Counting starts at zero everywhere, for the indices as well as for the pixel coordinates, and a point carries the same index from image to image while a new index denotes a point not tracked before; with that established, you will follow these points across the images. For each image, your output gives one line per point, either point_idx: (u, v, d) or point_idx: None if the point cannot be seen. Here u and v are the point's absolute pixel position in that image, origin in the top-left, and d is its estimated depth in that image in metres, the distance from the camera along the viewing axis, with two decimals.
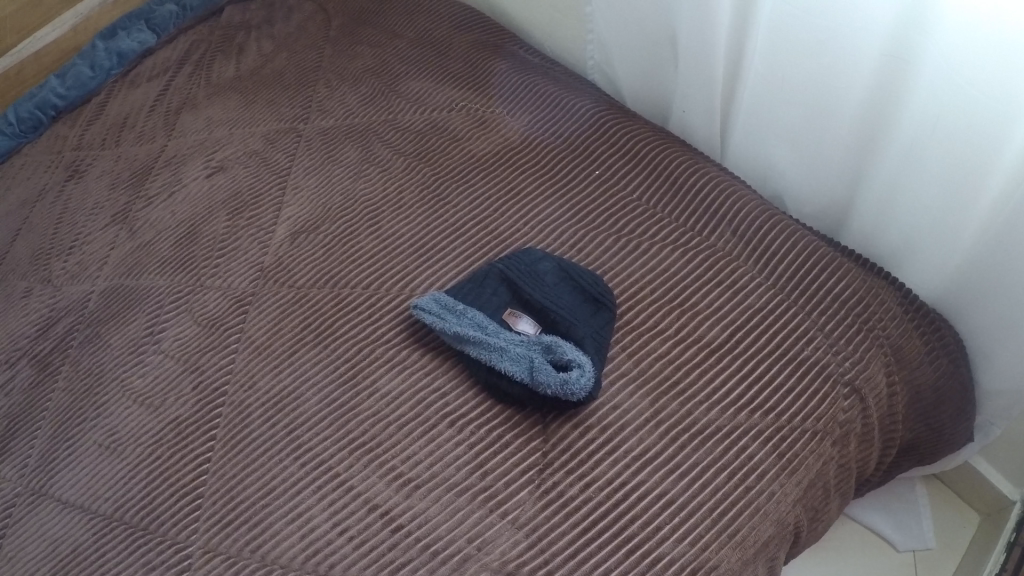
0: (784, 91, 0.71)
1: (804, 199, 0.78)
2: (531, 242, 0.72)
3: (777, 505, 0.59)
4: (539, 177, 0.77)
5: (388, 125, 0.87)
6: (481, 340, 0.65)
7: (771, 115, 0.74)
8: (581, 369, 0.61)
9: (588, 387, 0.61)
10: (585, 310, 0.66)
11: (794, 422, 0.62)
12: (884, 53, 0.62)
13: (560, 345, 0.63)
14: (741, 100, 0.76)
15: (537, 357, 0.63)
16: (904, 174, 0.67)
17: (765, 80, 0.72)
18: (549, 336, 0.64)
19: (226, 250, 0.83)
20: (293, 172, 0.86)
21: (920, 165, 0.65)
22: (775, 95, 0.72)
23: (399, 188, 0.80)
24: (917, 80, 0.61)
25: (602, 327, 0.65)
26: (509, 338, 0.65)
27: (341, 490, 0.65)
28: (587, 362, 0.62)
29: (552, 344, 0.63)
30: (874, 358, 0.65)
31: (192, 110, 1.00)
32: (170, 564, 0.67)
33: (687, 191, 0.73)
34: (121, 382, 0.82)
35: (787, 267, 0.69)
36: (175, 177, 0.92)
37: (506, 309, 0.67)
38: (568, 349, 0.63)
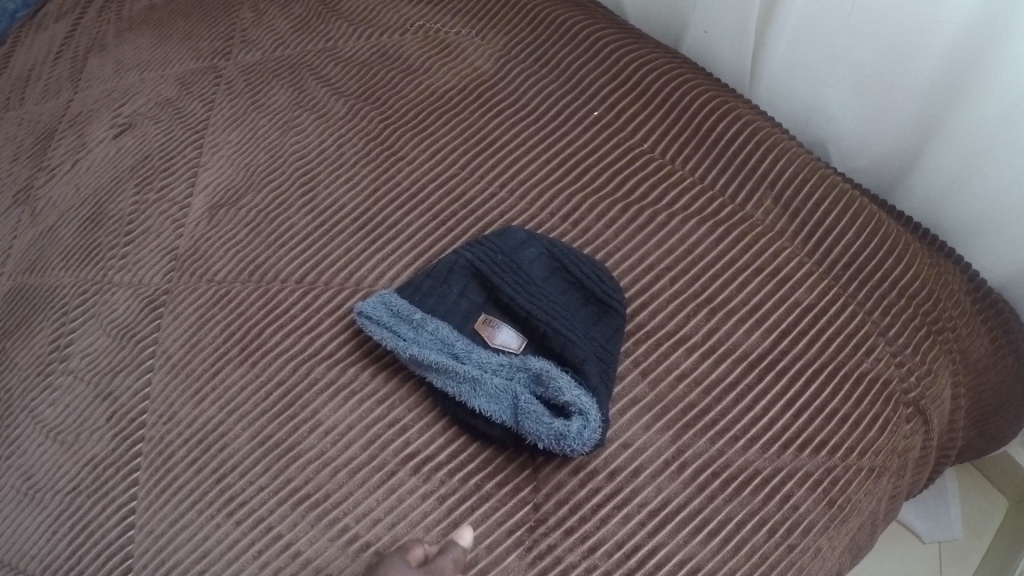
0: (846, 22, 0.53)
1: (858, 145, 0.59)
2: (512, 214, 0.54)
3: (824, 563, 0.43)
4: (519, 117, 0.58)
5: (327, 57, 0.67)
6: (447, 367, 0.47)
7: (825, 50, 0.56)
8: (586, 413, 0.44)
9: (595, 438, 0.44)
10: (587, 319, 0.48)
11: (852, 459, 0.45)
12: None
13: (555, 375, 0.45)
14: (783, 25, 0.57)
15: (523, 394, 0.45)
16: (1005, 139, 0.50)
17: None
18: (538, 360, 0.46)
19: (136, 234, 0.65)
20: (211, 125, 0.68)
21: None
22: (833, 26, 0.53)
23: (341, 141, 0.61)
24: None
25: (610, 340, 0.47)
26: (485, 361, 0.47)
27: (284, 556, 0.48)
28: (592, 405, 0.44)
29: (544, 375, 0.46)
30: (941, 369, 0.48)
31: (100, 52, 0.81)
32: None
33: (712, 140, 0.54)
34: (26, 406, 0.66)
35: (846, 249, 0.50)
36: (79, 141, 0.75)
37: (480, 316, 0.49)
38: (565, 383, 0.45)
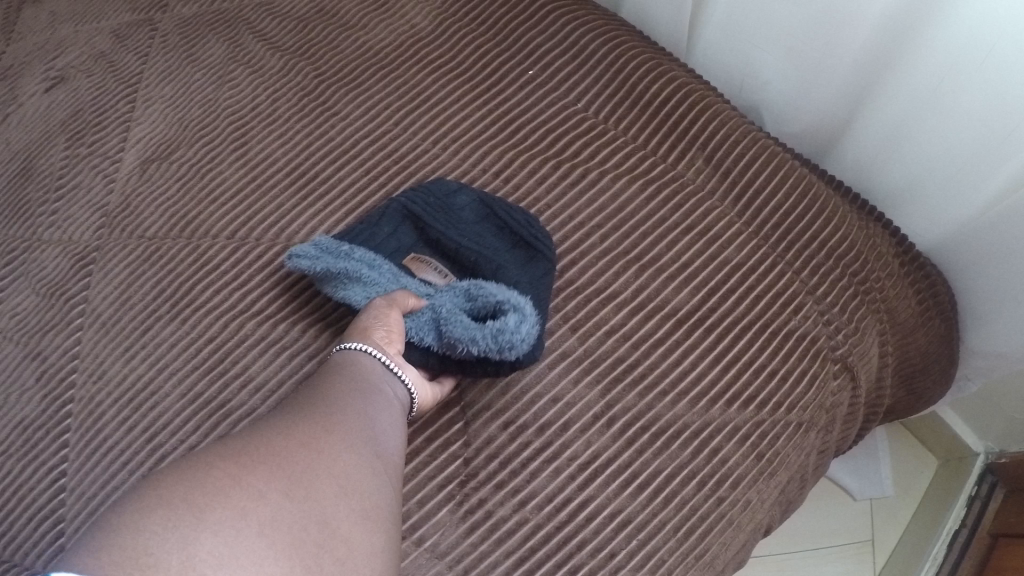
0: None
1: (790, 114, 0.60)
2: (445, 169, 0.53)
3: (753, 515, 0.44)
4: (455, 72, 0.57)
5: (263, 11, 0.66)
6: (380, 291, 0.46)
7: (762, 19, 0.56)
8: (524, 309, 0.44)
9: (530, 337, 0.44)
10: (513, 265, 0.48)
11: (779, 414, 0.45)
12: None
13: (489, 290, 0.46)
14: None
15: (454, 308, 0.45)
16: (929, 113, 0.51)
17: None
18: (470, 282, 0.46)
19: (65, 189, 0.64)
20: (144, 79, 0.66)
21: (953, 106, 0.49)
22: None
23: (274, 95, 0.60)
24: (969, 14, 0.44)
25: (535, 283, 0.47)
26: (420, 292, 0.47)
27: None
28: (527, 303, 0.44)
29: (474, 289, 0.46)
30: (869, 326, 0.49)
31: (36, 3, 0.80)
32: None
33: (647, 102, 0.54)
34: None
35: (773, 213, 0.50)
36: (10, 94, 0.73)
37: (410, 254, 0.50)
38: (502, 288, 0.45)
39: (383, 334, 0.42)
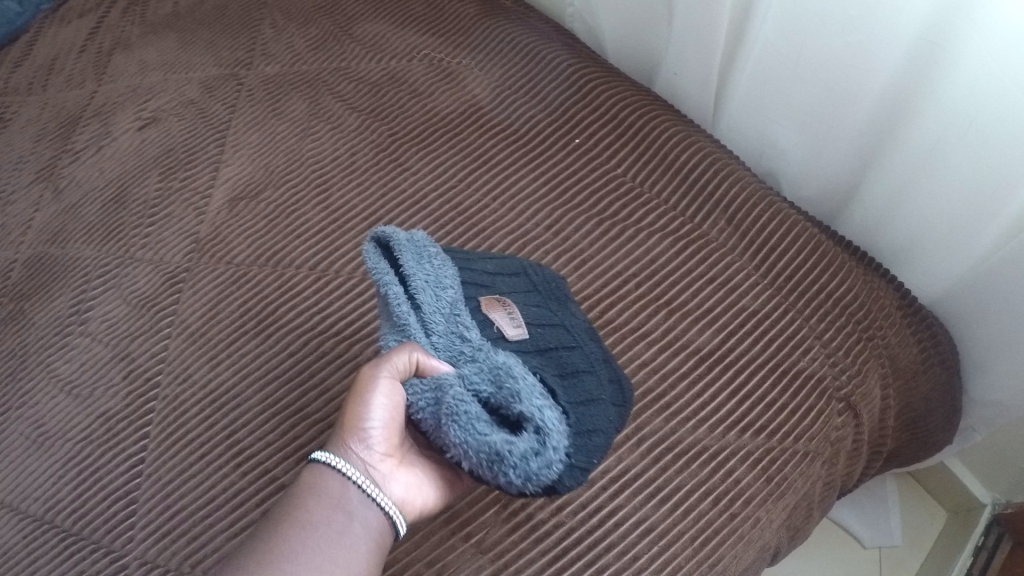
0: (788, 65, 0.58)
1: (802, 180, 0.65)
2: (502, 222, 0.63)
3: (763, 531, 0.53)
4: (512, 141, 0.67)
5: (340, 75, 0.76)
6: (427, 313, 0.48)
7: (771, 91, 0.61)
8: (549, 433, 0.44)
9: (547, 472, 0.43)
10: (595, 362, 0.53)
11: (787, 443, 0.55)
12: (919, 40, 0.49)
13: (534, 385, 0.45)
14: (737, 67, 0.63)
15: (481, 389, 0.45)
16: (921, 175, 0.55)
17: (769, 41, 0.58)
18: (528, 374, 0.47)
19: (158, 216, 0.73)
20: (233, 126, 0.76)
21: (941, 168, 0.54)
22: (778, 69, 0.59)
23: (353, 151, 0.70)
24: (950, 79, 0.49)
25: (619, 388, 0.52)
26: (468, 334, 0.48)
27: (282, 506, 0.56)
28: (550, 428, 0.44)
29: (512, 376, 0.45)
30: (871, 371, 0.57)
31: (125, 50, 0.89)
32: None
33: (678, 169, 0.63)
34: (47, 364, 0.74)
35: (788, 267, 0.59)
36: (104, 129, 0.82)
37: (488, 295, 0.52)
38: (537, 397, 0.44)
39: (374, 435, 0.42)
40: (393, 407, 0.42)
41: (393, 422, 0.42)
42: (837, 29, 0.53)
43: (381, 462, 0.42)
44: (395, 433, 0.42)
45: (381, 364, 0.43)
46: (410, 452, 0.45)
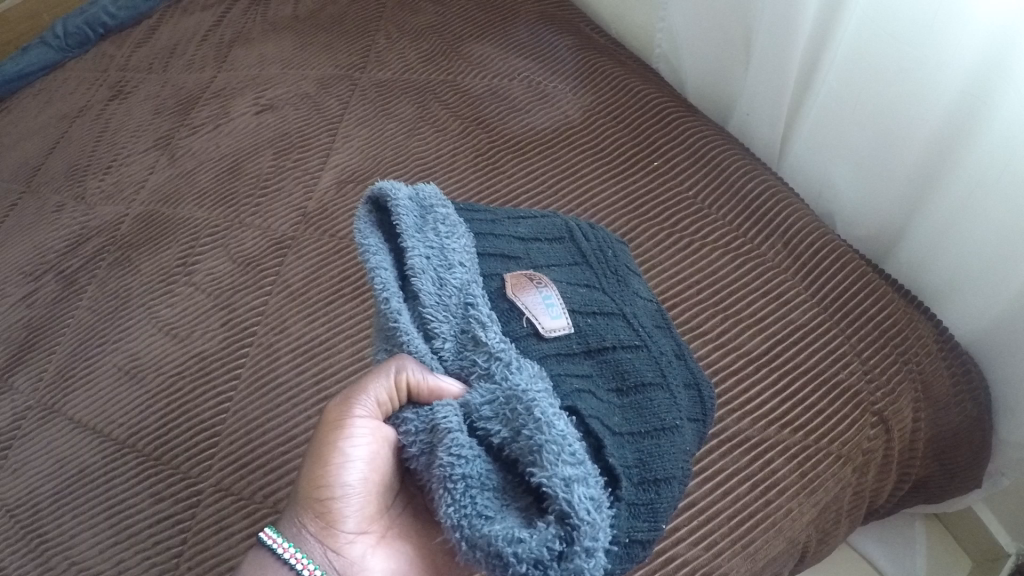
0: (855, 111, 0.68)
1: (858, 216, 0.75)
2: (583, 225, 0.73)
3: (794, 522, 0.60)
4: (599, 159, 0.77)
5: (447, 86, 0.85)
6: (424, 308, 0.47)
7: (839, 132, 0.71)
8: (579, 530, 0.39)
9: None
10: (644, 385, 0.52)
11: (821, 443, 0.62)
12: (963, 94, 0.58)
13: (563, 436, 0.42)
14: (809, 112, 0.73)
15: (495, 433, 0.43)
16: (959, 218, 0.64)
17: (835, 87, 0.68)
18: (564, 426, 0.42)
19: (271, 189, 0.83)
20: (346, 119, 0.86)
21: (975, 211, 0.62)
22: (846, 114, 0.69)
23: (455, 152, 0.79)
24: (987, 132, 0.58)
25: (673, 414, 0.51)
26: (477, 334, 0.47)
27: None
28: (576, 519, 0.39)
29: (532, 434, 0.42)
30: (905, 391, 0.64)
31: (246, 44, 1.00)
32: (178, 498, 0.70)
33: (742, 196, 0.72)
34: (149, 308, 0.83)
35: (834, 290, 0.67)
36: (222, 111, 0.93)
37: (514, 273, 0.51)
38: (562, 464, 0.41)
39: (350, 505, 0.43)
40: (370, 461, 0.44)
41: (368, 480, 0.44)
42: (897, 81, 0.62)
43: (359, 537, 0.44)
44: (375, 488, 0.44)
45: (356, 406, 0.44)
46: (417, 490, 0.48)
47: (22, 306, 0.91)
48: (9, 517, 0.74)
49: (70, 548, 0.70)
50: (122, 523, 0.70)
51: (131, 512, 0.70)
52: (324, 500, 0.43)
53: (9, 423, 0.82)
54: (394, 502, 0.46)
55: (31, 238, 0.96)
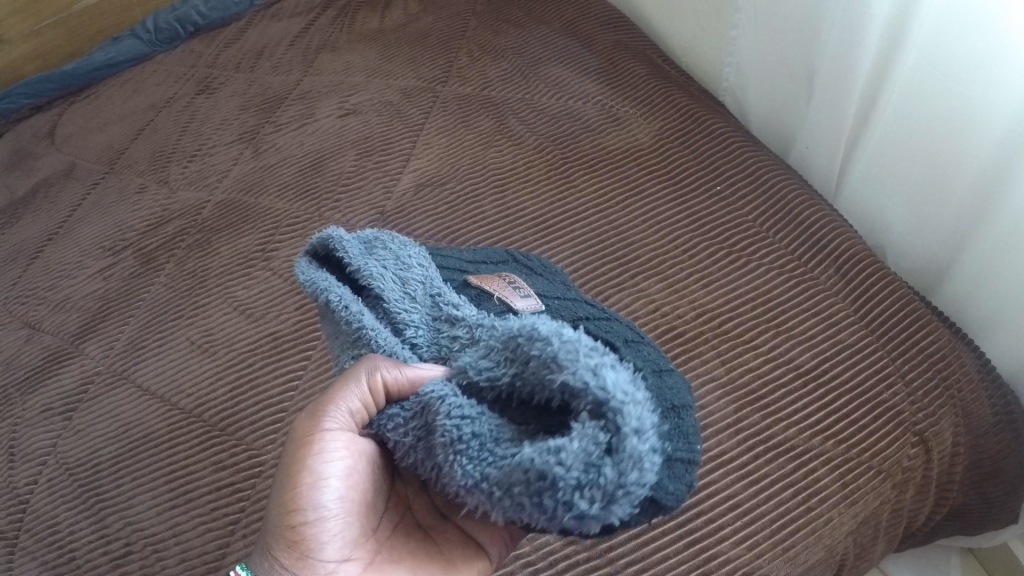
0: (909, 147, 0.73)
1: (908, 250, 0.81)
2: (646, 238, 0.80)
3: (834, 530, 0.63)
4: (664, 180, 0.84)
5: (525, 104, 0.94)
6: (390, 308, 0.55)
7: (893, 168, 0.76)
8: (616, 418, 0.41)
9: (631, 458, 0.40)
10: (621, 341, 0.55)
11: (863, 457, 0.65)
12: (1007, 132, 0.63)
13: (571, 339, 0.45)
14: (865, 149, 0.79)
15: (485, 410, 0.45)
16: (1002, 252, 0.68)
17: (891, 125, 0.74)
18: (572, 335, 0.45)
19: (352, 185, 0.90)
20: (425, 128, 0.94)
21: (1017, 244, 0.66)
22: (901, 151, 0.74)
23: (529, 164, 0.88)
24: None
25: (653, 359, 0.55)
26: (450, 314, 0.55)
27: None
28: (612, 399, 0.41)
29: (538, 358, 0.44)
30: (945, 415, 0.67)
31: (332, 52, 1.12)
32: (240, 468, 0.73)
33: (800, 223, 0.78)
34: (226, 288, 0.88)
35: (882, 314, 0.72)
36: (308, 111, 1.03)
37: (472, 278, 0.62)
38: (581, 359, 0.43)
39: (329, 526, 0.44)
40: (345, 478, 0.46)
41: (344, 500, 0.45)
42: (948, 120, 0.68)
43: (340, 564, 0.44)
44: (351, 509, 0.45)
45: (326, 421, 0.46)
46: (402, 516, 0.49)
47: (99, 278, 0.96)
48: (71, 474, 0.78)
49: (128, 508, 0.73)
50: (183, 487, 0.73)
51: (191, 464, 0.75)
52: (298, 525, 0.44)
53: (78, 386, 0.85)
54: (379, 530, 0.47)
55: (111, 216, 1.03)
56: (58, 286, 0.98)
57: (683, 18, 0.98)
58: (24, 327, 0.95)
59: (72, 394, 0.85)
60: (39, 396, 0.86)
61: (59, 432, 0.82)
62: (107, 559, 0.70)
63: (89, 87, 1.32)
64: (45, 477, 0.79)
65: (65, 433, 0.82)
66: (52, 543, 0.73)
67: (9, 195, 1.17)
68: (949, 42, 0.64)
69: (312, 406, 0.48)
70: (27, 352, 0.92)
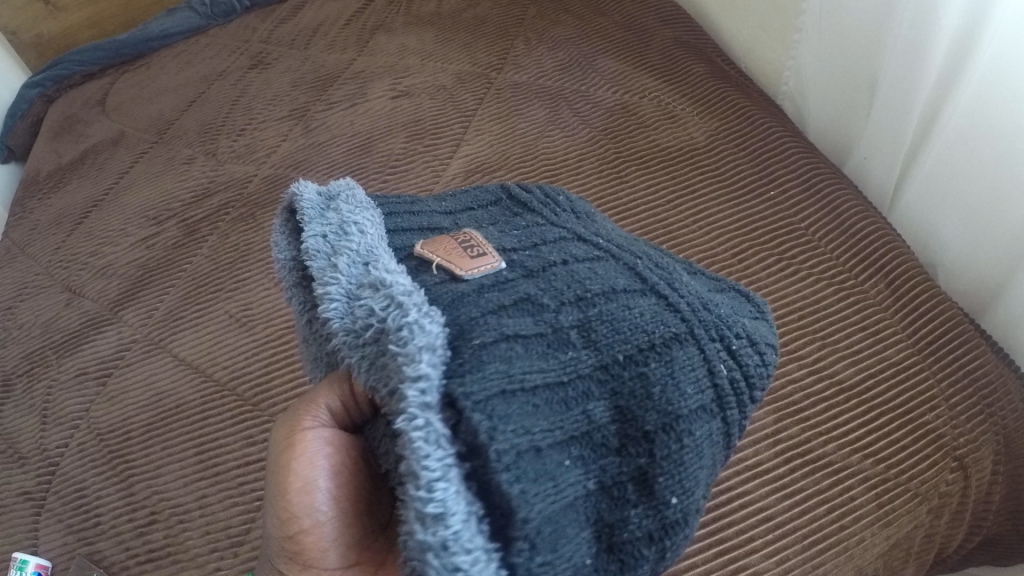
0: (968, 163, 0.71)
1: (958, 269, 0.79)
2: (694, 237, 0.79)
3: (866, 550, 0.62)
4: (715, 181, 0.83)
5: (581, 97, 0.94)
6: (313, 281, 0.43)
7: (951, 183, 0.74)
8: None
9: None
10: (591, 315, 0.42)
11: (901, 479, 0.64)
12: None
13: (428, 466, 0.33)
14: (923, 163, 0.77)
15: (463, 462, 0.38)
16: None
17: (952, 138, 0.72)
18: (433, 456, 0.33)
19: (401, 167, 0.90)
20: (477, 115, 0.93)
21: None
22: (959, 166, 0.72)
23: (580, 156, 0.87)
24: None
25: (628, 342, 0.41)
26: (377, 281, 0.40)
27: None
28: None
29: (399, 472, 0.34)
30: (987, 441, 0.66)
31: (387, 33, 1.12)
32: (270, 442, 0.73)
33: (852, 234, 0.77)
34: (268, 263, 0.88)
35: (930, 333, 0.70)
36: (361, 91, 1.03)
37: None
38: (425, 516, 0.33)
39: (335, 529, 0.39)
40: (344, 471, 0.40)
41: (346, 500, 0.40)
42: (1009, 139, 0.66)
43: (343, 571, 0.40)
44: (352, 509, 0.40)
45: (310, 418, 0.41)
46: None
47: (141, 246, 0.96)
48: (100, 440, 0.78)
49: (156, 478, 0.73)
50: (210, 461, 0.73)
51: (220, 437, 0.74)
52: (296, 535, 0.38)
53: (114, 351, 0.86)
54: (386, 526, 0.43)
55: (157, 186, 1.03)
56: (100, 252, 0.98)
57: (746, 16, 0.96)
58: (65, 291, 0.96)
59: (107, 360, 0.85)
60: (75, 360, 0.86)
61: (91, 398, 0.82)
62: (132, 527, 0.71)
63: (142, 57, 1.33)
64: (75, 441, 0.79)
65: (97, 398, 0.82)
66: (78, 507, 0.74)
67: (59, 160, 1.18)
68: (1018, 58, 0.62)
69: (291, 406, 0.42)
70: (67, 314, 0.92)
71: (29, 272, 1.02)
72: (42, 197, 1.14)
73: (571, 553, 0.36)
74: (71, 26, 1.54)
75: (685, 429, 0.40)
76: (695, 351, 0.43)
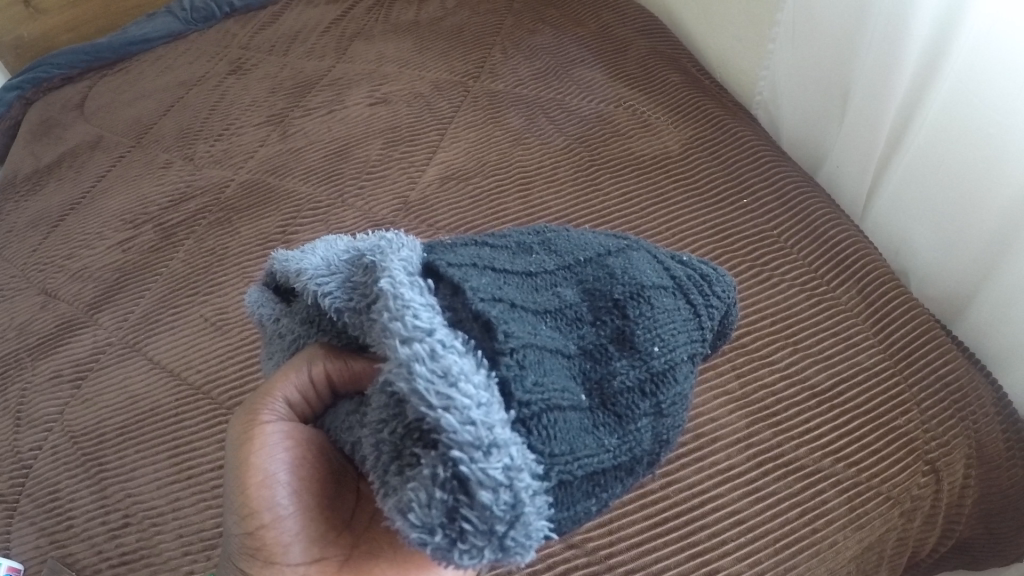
0: (939, 171, 0.72)
1: (930, 276, 0.80)
2: (668, 244, 0.79)
3: (839, 552, 0.62)
4: (691, 189, 0.84)
5: (557, 106, 0.95)
6: (295, 279, 0.45)
7: (921, 192, 0.75)
8: (442, 437, 0.34)
9: (482, 485, 0.34)
10: (546, 243, 0.49)
11: (873, 482, 0.64)
12: None
13: (404, 305, 0.38)
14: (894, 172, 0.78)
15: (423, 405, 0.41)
16: None
17: (922, 147, 0.73)
18: (417, 298, 0.38)
19: (377, 174, 0.90)
20: (454, 123, 0.94)
21: None
22: (930, 174, 0.73)
23: (558, 163, 0.88)
24: None
25: (586, 250, 0.48)
26: (373, 234, 0.45)
27: None
28: (435, 402, 0.34)
29: (381, 326, 0.38)
30: (959, 446, 0.66)
31: (366, 40, 1.13)
32: None
33: (825, 242, 0.78)
34: (243, 267, 0.88)
35: (900, 339, 0.71)
36: (339, 98, 1.04)
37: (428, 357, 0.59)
38: (406, 331, 0.37)
39: (287, 527, 0.40)
40: (295, 468, 0.41)
41: (301, 495, 0.40)
42: (978, 146, 0.67)
43: (309, 569, 0.40)
44: (313, 505, 0.41)
45: (266, 414, 0.42)
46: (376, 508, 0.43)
47: (117, 250, 0.96)
48: (73, 443, 0.78)
49: (129, 481, 0.73)
50: (185, 464, 0.73)
51: (194, 439, 0.74)
52: (256, 530, 0.40)
53: (89, 354, 0.85)
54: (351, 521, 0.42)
55: (135, 189, 1.03)
56: (77, 255, 0.98)
57: (721, 27, 0.97)
58: (40, 293, 0.96)
59: (82, 362, 0.85)
60: (50, 361, 0.86)
61: (65, 401, 0.82)
62: (105, 529, 0.70)
63: (123, 61, 1.34)
64: (49, 444, 0.79)
65: (71, 401, 0.82)
66: (50, 509, 0.74)
67: (36, 163, 1.18)
68: (990, 68, 0.63)
69: (250, 398, 0.43)
70: (42, 317, 0.92)
71: (4, 274, 1.01)
72: (19, 200, 1.13)
73: (562, 388, 0.40)
74: (50, 29, 1.54)
75: (653, 297, 0.45)
76: (646, 255, 0.49)
